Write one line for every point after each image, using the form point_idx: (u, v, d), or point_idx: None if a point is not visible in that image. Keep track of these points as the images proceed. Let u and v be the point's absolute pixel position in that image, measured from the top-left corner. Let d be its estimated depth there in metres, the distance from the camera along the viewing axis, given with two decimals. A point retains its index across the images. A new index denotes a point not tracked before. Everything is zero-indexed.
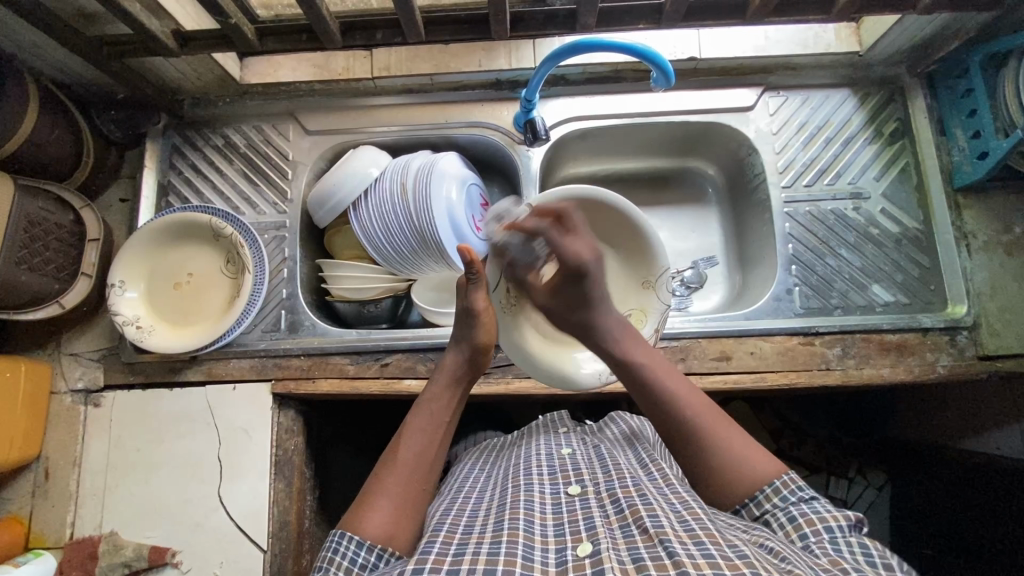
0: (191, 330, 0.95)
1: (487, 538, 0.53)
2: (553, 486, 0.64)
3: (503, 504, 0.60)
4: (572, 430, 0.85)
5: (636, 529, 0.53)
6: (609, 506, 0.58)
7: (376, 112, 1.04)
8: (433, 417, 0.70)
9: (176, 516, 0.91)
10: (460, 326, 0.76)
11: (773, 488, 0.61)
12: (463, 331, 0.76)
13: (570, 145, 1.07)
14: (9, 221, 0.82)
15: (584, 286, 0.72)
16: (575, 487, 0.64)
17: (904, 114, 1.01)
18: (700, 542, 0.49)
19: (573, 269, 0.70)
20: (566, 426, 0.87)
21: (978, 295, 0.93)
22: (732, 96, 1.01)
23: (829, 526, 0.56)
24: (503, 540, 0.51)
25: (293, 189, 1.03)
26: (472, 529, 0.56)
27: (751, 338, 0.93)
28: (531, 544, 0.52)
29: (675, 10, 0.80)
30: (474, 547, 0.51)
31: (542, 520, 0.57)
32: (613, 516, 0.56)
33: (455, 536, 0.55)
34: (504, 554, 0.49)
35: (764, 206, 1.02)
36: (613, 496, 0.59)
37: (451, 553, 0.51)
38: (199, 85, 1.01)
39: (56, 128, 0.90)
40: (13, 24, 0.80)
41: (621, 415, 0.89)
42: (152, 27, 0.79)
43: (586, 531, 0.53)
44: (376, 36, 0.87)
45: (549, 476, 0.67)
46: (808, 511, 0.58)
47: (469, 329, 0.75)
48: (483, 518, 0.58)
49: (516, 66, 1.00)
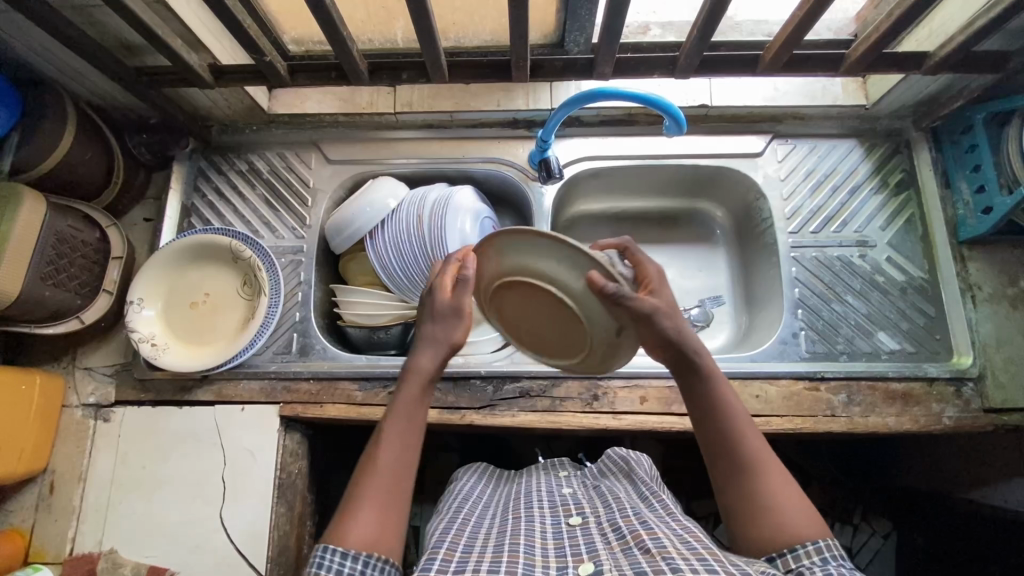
0: (204, 350, 0.97)
1: (488, 556, 0.53)
2: (553, 517, 0.64)
3: (505, 529, 0.60)
4: (573, 474, 0.83)
5: (637, 549, 0.53)
6: (610, 533, 0.58)
7: (396, 145, 1.08)
8: (409, 418, 0.63)
9: (176, 536, 0.91)
10: (441, 322, 0.66)
11: (816, 546, 0.55)
12: (436, 329, 0.66)
13: (582, 183, 1.09)
14: (41, 238, 0.85)
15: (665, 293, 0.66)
16: (576, 518, 0.64)
17: (910, 166, 1.03)
18: (704, 558, 0.49)
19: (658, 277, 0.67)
20: (566, 470, 0.85)
21: (984, 347, 0.93)
22: (742, 142, 1.04)
23: None
24: (504, 561, 0.52)
25: (312, 216, 1.06)
26: (472, 547, 0.56)
27: (757, 381, 0.93)
28: (532, 563, 0.52)
29: (689, 63, 0.84)
30: (473, 564, 0.52)
31: (542, 543, 0.57)
32: (614, 541, 0.56)
33: (455, 552, 0.55)
34: (503, 571, 0.50)
35: (771, 249, 1.04)
36: (614, 525, 0.59)
37: (450, 568, 0.52)
38: (229, 114, 1.05)
39: (92, 149, 0.94)
40: (59, 52, 0.84)
41: (615, 449, 0.87)
42: (190, 60, 0.83)
43: (587, 554, 0.54)
44: (401, 76, 0.91)
45: (549, 508, 0.67)
46: None
47: (447, 328, 0.66)
48: (483, 539, 0.58)
49: (533, 107, 1.04)
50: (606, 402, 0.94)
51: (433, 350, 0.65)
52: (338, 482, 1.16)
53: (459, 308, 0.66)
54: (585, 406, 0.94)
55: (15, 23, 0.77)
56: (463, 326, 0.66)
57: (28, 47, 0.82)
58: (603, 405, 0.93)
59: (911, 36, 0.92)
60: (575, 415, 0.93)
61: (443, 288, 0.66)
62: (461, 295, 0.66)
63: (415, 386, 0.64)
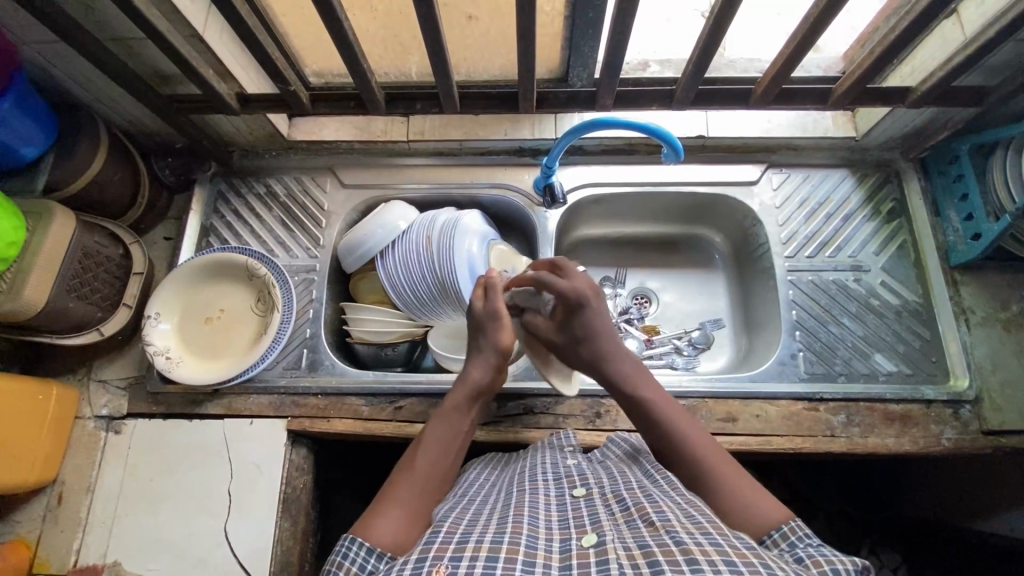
0: (216, 364, 0.99)
1: (492, 528, 0.54)
2: (557, 488, 0.66)
3: (510, 502, 0.62)
4: (580, 450, 0.82)
5: (642, 522, 0.54)
6: (614, 504, 0.60)
7: (408, 171, 1.13)
8: (451, 428, 0.71)
9: (180, 549, 0.92)
10: (481, 327, 0.77)
11: (782, 533, 0.57)
12: (486, 340, 0.77)
13: (585, 209, 1.14)
14: (69, 254, 0.89)
15: (587, 321, 0.77)
16: (581, 489, 0.65)
17: (900, 195, 1.08)
18: (708, 533, 0.51)
19: (571, 304, 0.77)
20: (573, 444, 0.83)
21: (980, 370, 0.95)
22: (738, 171, 1.09)
23: (835, 568, 0.50)
24: (508, 531, 0.53)
25: (325, 236, 1.10)
26: (477, 521, 0.57)
27: (757, 401, 0.95)
28: (535, 534, 0.53)
29: (685, 95, 0.90)
30: (477, 535, 0.53)
31: (547, 516, 0.58)
32: (618, 513, 0.58)
33: (458, 525, 0.56)
34: (507, 543, 0.51)
35: (768, 273, 1.08)
36: (618, 497, 0.61)
37: (453, 540, 0.52)
38: (250, 140, 1.11)
39: (121, 170, 0.99)
40: (98, 81, 0.90)
41: (619, 434, 0.85)
42: (221, 89, 0.89)
43: (591, 525, 0.55)
44: (415, 106, 0.96)
45: (554, 479, 0.69)
46: (814, 553, 0.52)
47: (489, 333, 0.77)
48: (489, 513, 0.59)
49: (538, 136, 1.09)
50: (608, 420, 0.95)
51: (484, 366, 0.76)
52: (340, 503, 1.16)
53: (493, 312, 0.76)
54: (587, 423, 0.95)
55: (60, 53, 0.84)
56: (504, 329, 0.76)
57: (71, 76, 0.89)
58: (605, 423, 0.95)
59: (895, 74, 0.97)
60: (577, 432, 0.94)
61: (475, 297, 0.79)
62: (490, 301, 0.78)
63: (462, 395, 0.74)
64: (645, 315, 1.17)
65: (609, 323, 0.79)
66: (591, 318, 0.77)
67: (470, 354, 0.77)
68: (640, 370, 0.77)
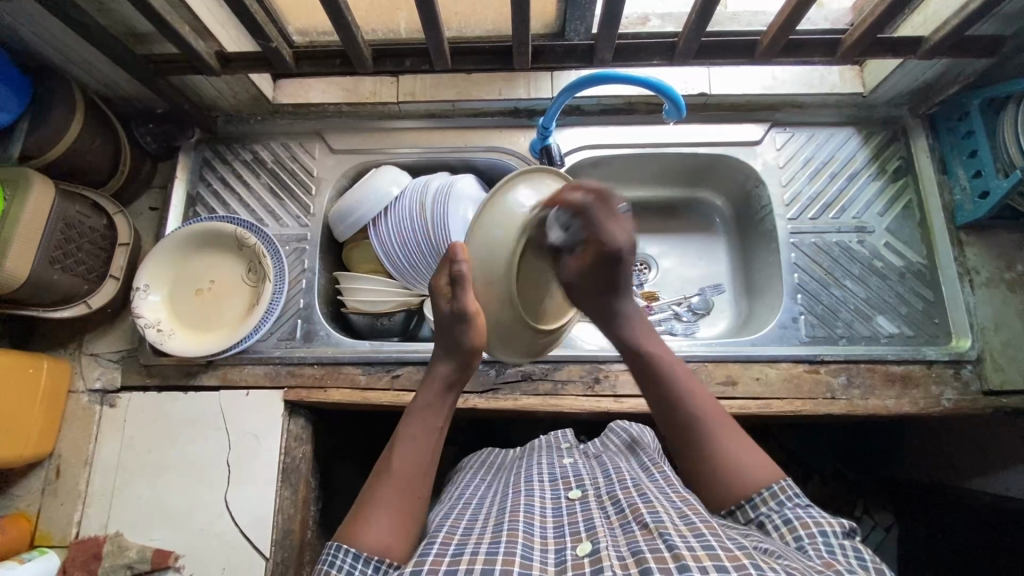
0: (209, 336, 0.97)
1: (486, 539, 0.53)
2: (553, 491, 0.66)
3: (505, 508, 0.62)
4: (575, 445, 0.84)
5: (636, 525, 0.54)
6: (609, 507, 0.60)
7: (400, 134, 1.09)
8: (425, 425, 0.66)
9: (181, 520, 0.92)
10: (448, 329, 0.71)
11: (771, 492, 0.58)
12: (450, 337, 0.71)
13: (583, 172, 1.10)
14: (49, 224, 0.85)
15: (616, 269, 0.73)
16: (576, 491, 0.65)
17: (907, 154, 1.05)
18: (700, 534, 0.50)
19: (611, 253, 0.72)
20: (570, 442, 0.85)
21: (982, 331, 0.94)
22: (741, 130, 1.05)
23: (823, 529, 0.53)
24: (503, 540, 0.52)
25: (315, 204, 1.07)
26: (472, 530, 0.57)
27: (757, 364, 0.94)
28: (531, 545, 0.53)
29: (688, 48, 0.86)
30: (472, 547, 0.52)
31: (542, 522, 0.58)
32: (613, 516, 0.57)
33: (455, 536, 0.56)
34: (502, 553, 0.50)
35: (770, 236, 1.05)
36: (614, 498, 0.61)
37: (449, 552, 0.52)
38: (234, 103, 1.06)
39: (99, 137, 0.95)
40: (67, 40, 0.85)
41: (619, 424, 0.88)
42: (198, 47, 0.84)
43: (586, 532, 0.55)
44: (404, 63, 0.92)
45: (549, 482, 0.69)
46: (803, 514, 0.55)
47: (458, 336, 0.70)
48: (484, 521, 0.59)
49: (534, 96, 1.05)
50: (607, 386, 0.94)
51: (455, 360, 0.71)
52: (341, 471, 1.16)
53: (465, 313, 0.69)
54: (586, 389, 0.94)
55: (25, 11, 0.79)
56: (475, 329, 0.70)
57: (36, 34, 0.83)
58: (604, 390, 0.94)
59: (907, 23, 0.93)
60: (577, 398, 0.94)
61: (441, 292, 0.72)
62: (460, 298, 0.70)
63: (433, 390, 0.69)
64: (644, 282, 1.15)
65: (629, 276, 0.76)
66: (621, 269, 0.73)
67: (437, 348, 0.72)
68: (639, 317, 0.76)
